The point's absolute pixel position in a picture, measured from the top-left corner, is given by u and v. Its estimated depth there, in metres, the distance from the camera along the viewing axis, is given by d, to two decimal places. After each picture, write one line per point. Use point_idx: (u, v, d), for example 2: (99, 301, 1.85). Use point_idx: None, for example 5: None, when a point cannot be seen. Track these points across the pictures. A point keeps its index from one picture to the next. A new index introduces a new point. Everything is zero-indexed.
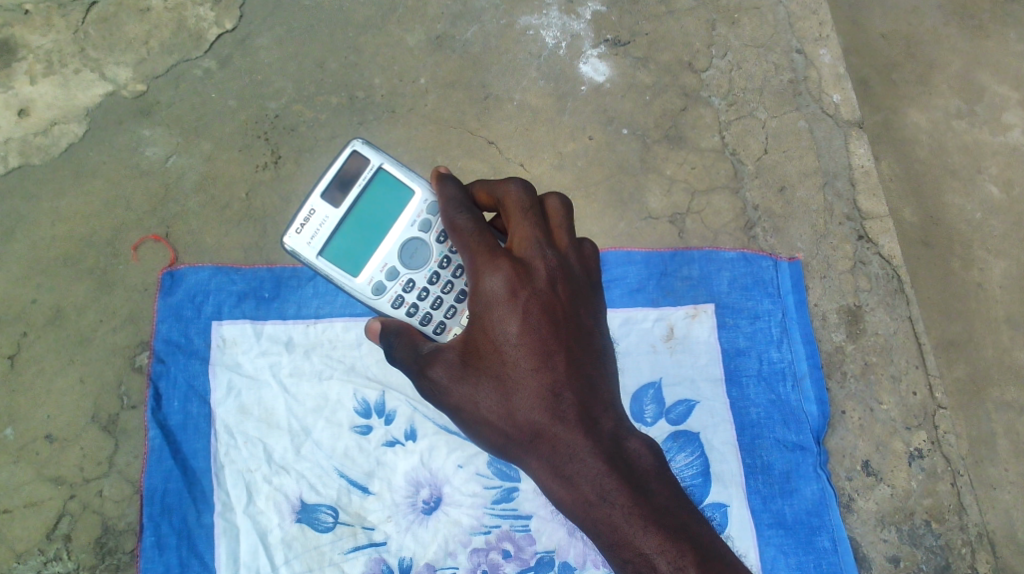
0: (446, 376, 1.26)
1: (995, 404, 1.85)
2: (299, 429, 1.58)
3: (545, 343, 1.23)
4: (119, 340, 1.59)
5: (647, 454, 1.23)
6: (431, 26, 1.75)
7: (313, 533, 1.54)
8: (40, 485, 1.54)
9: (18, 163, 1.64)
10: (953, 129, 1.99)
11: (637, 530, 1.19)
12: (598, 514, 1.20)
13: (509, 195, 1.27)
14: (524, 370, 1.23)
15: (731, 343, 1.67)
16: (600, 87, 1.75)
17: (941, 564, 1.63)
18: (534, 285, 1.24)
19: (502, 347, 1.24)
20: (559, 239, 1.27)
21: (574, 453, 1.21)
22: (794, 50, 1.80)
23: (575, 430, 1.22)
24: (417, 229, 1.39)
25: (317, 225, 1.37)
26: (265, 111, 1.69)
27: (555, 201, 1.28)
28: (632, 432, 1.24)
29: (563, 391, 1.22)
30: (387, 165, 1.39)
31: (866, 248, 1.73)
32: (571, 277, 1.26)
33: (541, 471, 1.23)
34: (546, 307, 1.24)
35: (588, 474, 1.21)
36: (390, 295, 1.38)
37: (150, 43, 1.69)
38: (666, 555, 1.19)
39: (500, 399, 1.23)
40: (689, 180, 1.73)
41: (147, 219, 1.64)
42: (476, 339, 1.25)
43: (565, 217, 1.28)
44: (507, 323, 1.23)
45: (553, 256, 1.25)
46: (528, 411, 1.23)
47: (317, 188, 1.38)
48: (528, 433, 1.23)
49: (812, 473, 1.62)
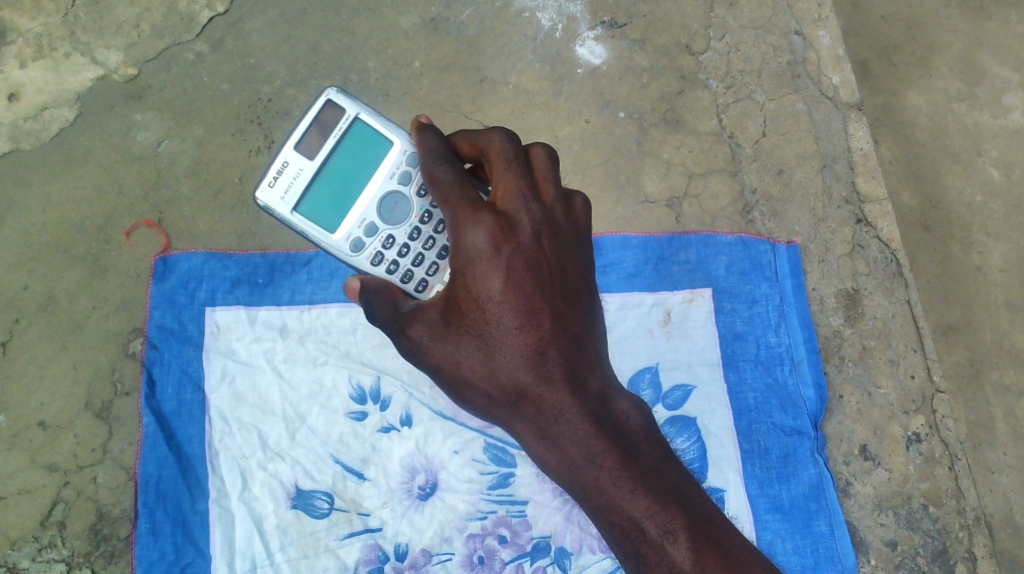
0: (427, 335, 1.23)
1: (994, 388, 1.84)
2: (293, 414, 1.57)
3: (529, 302, 1.22)
4: (112, 327, 1.59)
5: (635, 416, 1.23)
6: (426, 8, 1.73)
7: (308, 520, 1.54)
8: (34, 472, 1.54)
9: (9, 148, 1.63)
10: (953, 111, 1.97)
11: (625, 494, 1.19)
12: (585, 477, 1.20)
13: (492, 144, 1.24)
14: (508, 330, 1.22)
15: (729, 328, 1.66)
16: (596, 70, 1.74)
17: (938, 548, 1.63)
18: (518, 239, 1.22)
19: (485, 305, 1.22)
20: (546, 191, 1.25)
21: (559, 415, 1.21)
22: (793, 32, 1.79)
23: (561, 392, 1.21)
24: (396, 182, 1.36)
25: (291, 178, 1.35)
26: (258, 94, 1.68)
27: (540, 151, 1.25)
28: (619, 393, 1.23)
29: (549, 352, 1.22)
30: (364, 115, 1.37)
31: (864, 231, 1.72)
32: (557, 232, 1.24)
33: (526, 433, 1.22)
34: (531, 263, 1.22)
35: (574, 436, 1.20)
36: (369, 252, 1.35)
37: (141, 27, 1.68)
38: (654, 518, 1.18)
39: (483, 358, 1.22)
40: (686, 164, 1.72)
41: (139, 204, 1.63)
42: (458, 297, 1.23)
43: (551, 168, 1.25)
44: (490, 279, 1.22)
45: (538, 210, 1.23)
46: (513, 372, 1.22)
47: (291, 139, 1.36)
48: (512, 394, 1.22)
49: (809, 457, 1.61)
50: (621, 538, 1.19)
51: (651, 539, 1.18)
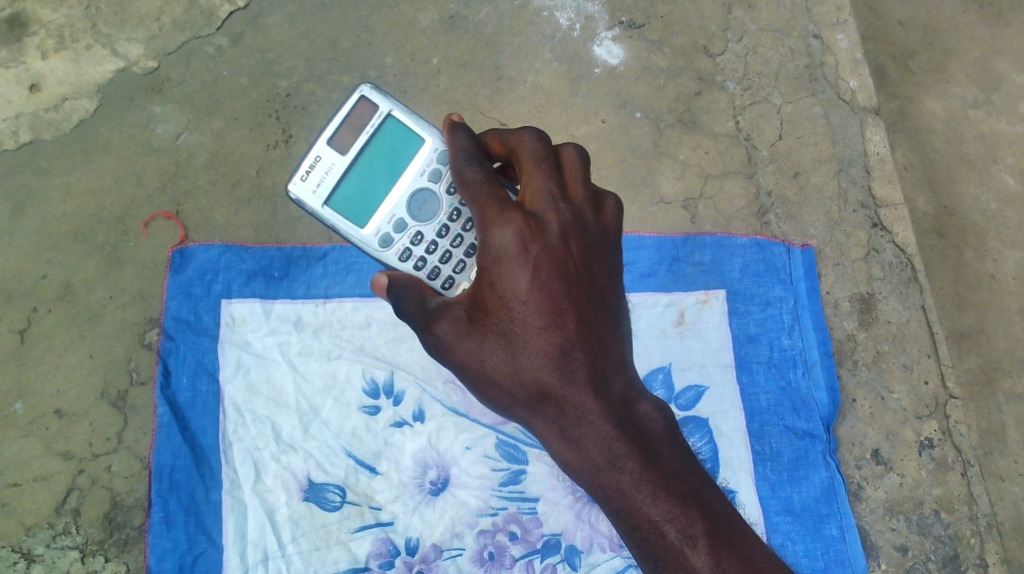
0: (451, 332, 1.24)
1: (1006, 396, 1.84)
2: (307, 408, 1.58)
3: (554, 302, 1.22)
4: (129, 317, 1.60)
5: (659, 418, 1.23)
6: (446, 6, 1.74)
7: (320, 512, 1.54)
8: (50, 459, 1.55)
9: (29, 138, 1.64)
10: (969, 118, 1.97)
11: (645, 498, 1.19)
12: (607, 479, 1.20)
13: (523, 145, 1.24)
14: (532, 330, 1.22)
15: (742, 330, 1.66)
16: (613, 70, 1.74)
17: (949, 554, 1.63)
18: (545, 239, 1.22)
19: (511, 304, 1.23)
20: (575, 191, 1.24)
21: (582, 416, 1.21)
22: (812, 35, 1.79)
23: (583, 392, 1.21)
24: (426, 179, 1.36)
25: (323, 172, 1.36)
26: (276, 89, 1.68)
27: (572, 151, 1.25)
28: (643, 396, 1.23)
29: (573, 352, 1.22)
30: (396, 112, 1.37)
31: (880, 236, 1.72)
32: (585, 232, 1.24)
33: (547, 433, 1.23)
34: (558, 264, 1.22)
35: (596, 438, 1.21)
36: (397, 248, 1.36)
37: (161, 20, 1.69)
38: (675, 523, 1.18)
39: (507, 357, 1.23)
40: (702, 165, 1.72)
41: (157, 196, 1.64)
42: (484, 295, 1.24)
43: (581, 169, 1.25)
44: (517, 279, 1.22)
45: (566, 210, 1.23)
46: (537, 372, 1.22)
47: (323, 134, 1.36)
48: (536, 394, 1.23)
49: (821, 461, 1.61)
50: (641, 541, 1.20)
51: (671, 543, 1.18)
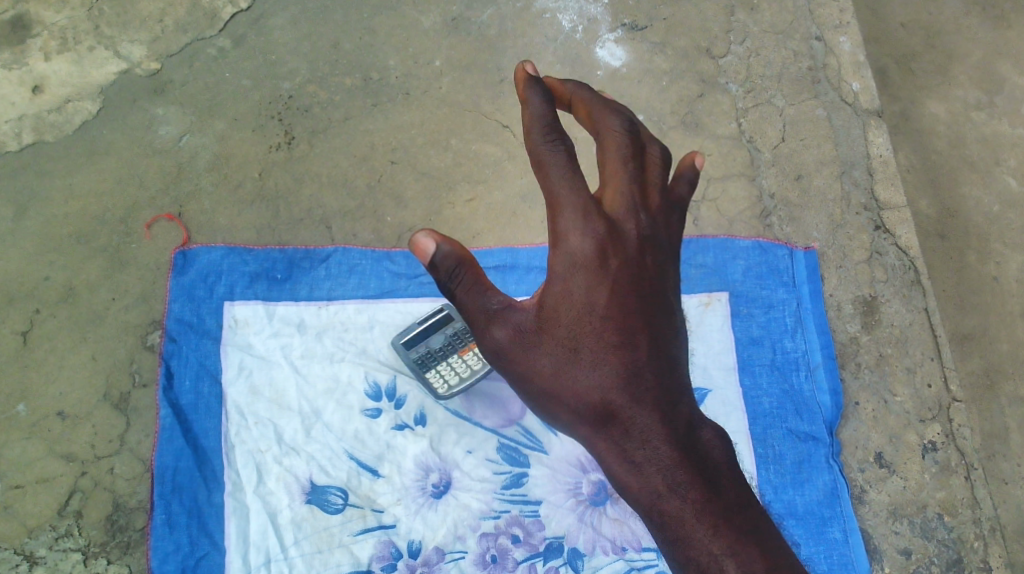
0: (515, 339, 1.19)
1: (1010, 399, 1.83)
2: (310, 411, 1.57)
3: (629, 319, 1.17)
4: (131, 319, 1.59)
5: (721, 448, 1.17)
6: (448, 9, 1.75)
7: (323, 515, 1.53)
8: (52, 461, 1.54)
9: (32, 140, 1.64)
10: (972, 120, 1.97)
11: (703, 530, 1.12)
12: (666, 507, 1.14)
13: (612, 133, 1.18)
14: (604, 346, 1.17)
15: (744, 333, 1.66)
16: (616, 72, 1.74)
17: (953, 557, 1.62)
18: (625, 253, 1.17)
19: (584, 316, 1.17)
20: (655, 198, 1.20)
21: (646, 439, 1.16)
22: (814, 37, 1.80)
23: (652, 415, 1.16)
24: None
25: None
26: (279, 91, 1.69)
27: (657, 150, 1.21)
28: (708, 423, 1.18)
29: (645, 372, 1.17)
30: None
31: (883, 238, 1.72)
32: (661, 248, 1.19)
33: (608, 453, 1.17)
34: (637, 281, 1.17)
35: (658, 463, 1.15)
36: None
37: (164, 21, 1.70)
38: (734, 558, 1.11)
39: (574, 370, 1.18)
40: (705, 167, 1.72)
41: (160, 198, 1.64)
42: (553, 304, 1.18)
43: (661, 172, 1.20)
44: (591, 291, 1.17)
45: (646, 222, 1.18)
46: (605, 390, 1.17)
47: None
48: (601, 412, 1.17)
49: (824, 464, 1.61)
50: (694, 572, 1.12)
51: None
